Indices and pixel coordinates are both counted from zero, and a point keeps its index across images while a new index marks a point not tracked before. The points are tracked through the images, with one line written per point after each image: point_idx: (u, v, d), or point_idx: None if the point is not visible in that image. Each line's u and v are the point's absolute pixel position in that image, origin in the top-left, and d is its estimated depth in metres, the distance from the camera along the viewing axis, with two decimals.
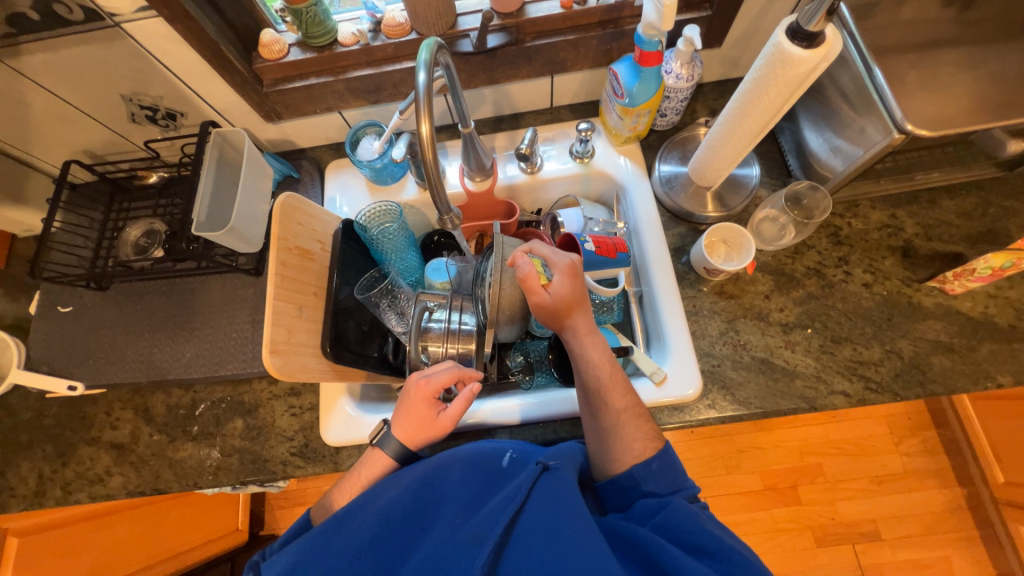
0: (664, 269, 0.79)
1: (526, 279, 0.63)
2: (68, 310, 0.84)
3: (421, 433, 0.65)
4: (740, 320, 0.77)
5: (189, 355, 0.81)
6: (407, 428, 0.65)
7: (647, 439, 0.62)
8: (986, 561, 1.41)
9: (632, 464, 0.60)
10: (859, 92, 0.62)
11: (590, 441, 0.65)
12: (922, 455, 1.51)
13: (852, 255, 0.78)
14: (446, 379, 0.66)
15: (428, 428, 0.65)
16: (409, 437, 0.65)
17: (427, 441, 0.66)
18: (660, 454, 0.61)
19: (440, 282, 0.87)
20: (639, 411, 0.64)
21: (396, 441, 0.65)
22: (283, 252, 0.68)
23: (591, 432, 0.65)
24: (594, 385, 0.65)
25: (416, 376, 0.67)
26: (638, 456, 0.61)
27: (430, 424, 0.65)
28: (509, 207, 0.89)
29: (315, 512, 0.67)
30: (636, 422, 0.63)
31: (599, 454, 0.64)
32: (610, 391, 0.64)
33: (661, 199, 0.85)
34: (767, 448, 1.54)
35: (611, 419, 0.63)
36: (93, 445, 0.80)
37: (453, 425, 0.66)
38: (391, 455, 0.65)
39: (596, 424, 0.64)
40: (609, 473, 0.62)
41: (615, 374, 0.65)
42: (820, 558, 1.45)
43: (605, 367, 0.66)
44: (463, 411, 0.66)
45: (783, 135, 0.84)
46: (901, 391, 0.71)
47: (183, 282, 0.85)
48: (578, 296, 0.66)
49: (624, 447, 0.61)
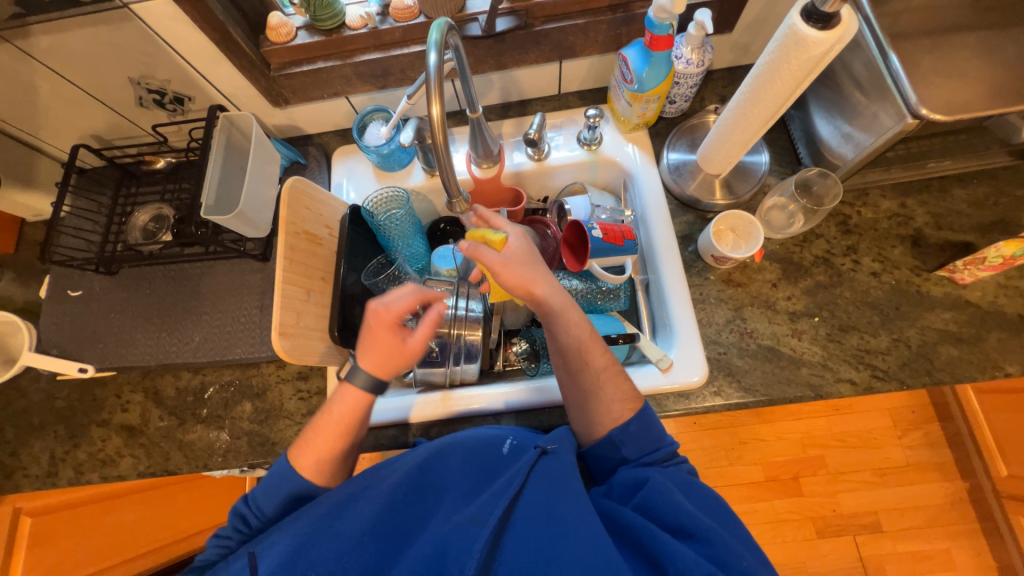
0: (670, 256, 0.79)
1: (479, 255, 0.60)
2: (78, 294, 0.85)
3: (389, 361, 0.59)
4: (747, 308, 0.77)
5: (198, 338, 0.81)
6: (374, 359, 0.59)
7: (626, 399, 0.61)
8: (987, 553, 1.42)
9: (611, 428, 0.60)
10: (873, 77, 0.62)
11: (571, 406, 0.64)
12: (925, 448, 1.51)
13: (861, 244, 0.78)
14: (407, 303, 0.59)
15: (396, 356, 0.59)
16: (378, 369, 0.60)
17: (397, 370, 0.60)
18: (638, 416, 0.60)
19: (446, 269, 0.87)
20: (618, 369, 0.63)
21: (364, 373, 0.59)
22: (292, 236, 0.69)
23: (572, 398, 0.64)
24: (570, 350, 0.62)
25: (373, 304, 0.59)
26: (617, 418, 0.60)
27: (397, 353, 0.59)
28: (515, 194, 0.89)
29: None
30: (616, 381, 0.63)
31: (581, 417, 0.63)
32: (589, 350, 0.62)
33: (669, 187, 0.84)
34: (769, 440, 1.55)
35: (591, 380, 0.62)
36: (104, 427, 0.81)
37: (424, 349, 0.61)
38: (366, 386, 0.60)
39: (577, 388, 0.62)
40: (593, 437, 0.62)
41: (593, 334, 0.64)
42: (820, 549, 1.46)
43: (584, 328, 0.63)
44: (430, 335, 0.60)
45: (793, 123, 0.83)
46: (907, 379, 0.70)
47: (191, 267, 0.85)
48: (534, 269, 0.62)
49: (605, 409, 0.61)
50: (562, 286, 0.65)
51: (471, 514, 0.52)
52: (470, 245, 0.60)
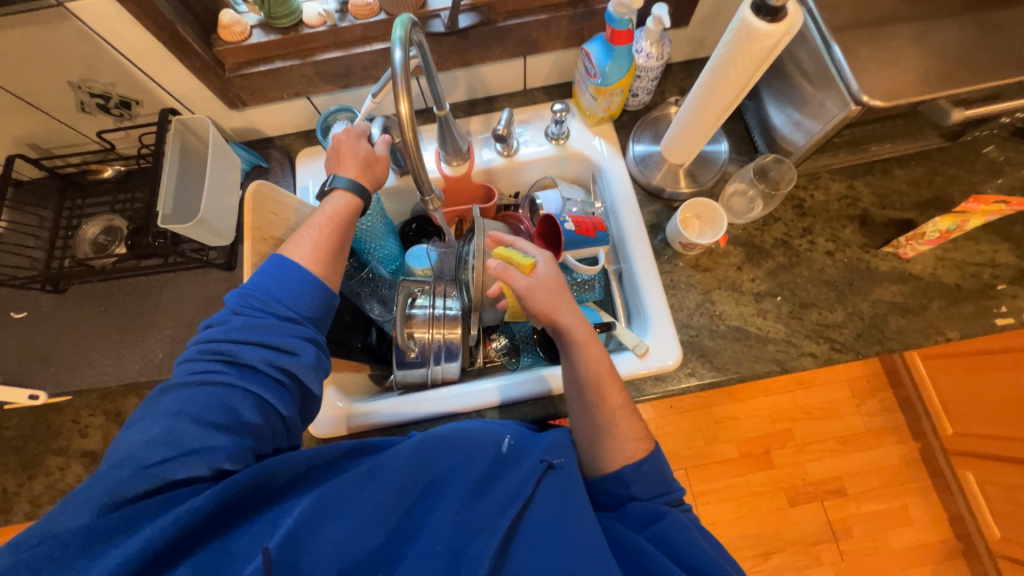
0: (641, 245, 0.81)
1: (507, 277, 0.63)
2: (23, 316, 0.79)
3: (366, 161, 0.69)
4: (715, 291, 0.80)
5: (162, 354, 0.77)
6: (354, 165, 0.68)
7: (638, 439, 0.63)
8: (939, 507, 1.54)
9: (623, 464, 0.61)
10: (818, 68, 0.66)
11: (580, 437, 0.65)
12: (880, 414, 1.62)
13: (815, 225, 0.82)
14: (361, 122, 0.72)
15: (371, 159, 0.70)
16: (359, 175, 0.68)
17: (374, 175, 0.70)
18: (652, 456, 0.62)
19: (421, 268, 0.87)
20: (632, 408, 0.65)
21: (347, 177, 0.67)
22: (257, 242, 0.68)
23: (584, 430, 0.64)
24: (590, 381, 0.64)
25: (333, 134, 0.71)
26: (630, 455, 0.61)
27: (371, 161, 0.70)
28: (487, 190, 0.89)
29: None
30: (629, 420, 0.64)
31: (591, 452, 0.64)
32: (607, 387, 0.64)
33: (636, 177, 0.87)
34: (741, 418, 1.62)
35: (607, 416, 0.63)
36: (62, 455, 0.76)
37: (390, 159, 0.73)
38: (354, 188, 0.67)
39: (590, 421, 0.64)
40: (600, 471, 0.63)
41: (612, 372, 0.65)
42: (792, 517, 1.54)
43: (603, 363, 0.65)
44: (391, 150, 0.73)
45: (748, 113, 0.87)
46: (862, 349, 0.75)
47: (149, 281, 0.81)
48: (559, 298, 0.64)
49: (618, 446, 0.62)
50: (585, 318, 0.67)
51: (481, 521, 0.51)
52: (499, 266, 0.63)
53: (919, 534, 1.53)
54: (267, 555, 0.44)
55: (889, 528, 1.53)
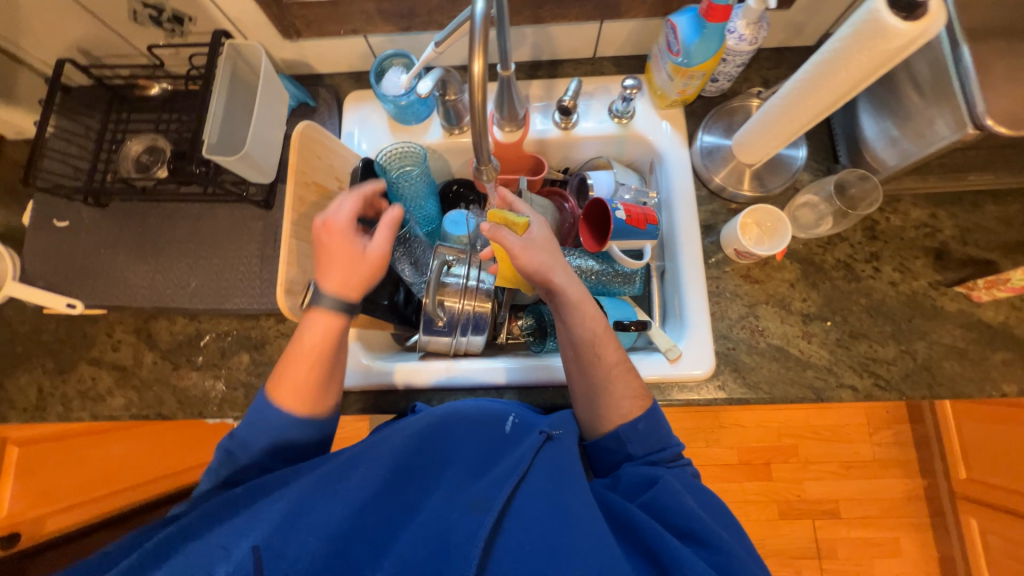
0: (692, 242, 0.77)
1: (499, 237, 0.59)
2: (66, 225, 0.80)
3: (354, 272, 0.58)
4: (761, 305, 0.76)
5: (194, 284, 0.78)
6: (337, 274, 0.58)
7: (635, 397, 0.61)
8: (931, 545, 1.54)
9: (620, 423, 0.60)
10: (936, 80, 0.58)
11: (579, 402, 0.63)
12: (892, 446, 1.59)
13: (884, 251, 0.76)
14: (354, 206, 0.60)
15: (359, 264, 0.58)
16: (343, 284, 0.58)
17: (366, 283, 0.59)
18: (646, 415, 0.60)
19: (457, 236, 0.83)
20: (627, 365, 0.62)
21: (330, 296, 0.58)
22: (301, 186, 0.64)
23: (579, 388, 0.62)
24: (585, 340, 0.61)
25: (317, 221, 0.60)
26: (626, 414, 0.60)
27: (360, 264, 0.58)
28: (537, 162, 0.84)
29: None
30: (627, 377, 0.62)
31: (589, 416, 0.62)
32: (602, 345, 0.61)
33: (699, 171, 0.81)
34: (747, 426, 1.61)
35: (603, 374, 0.60)
36: (95, 365, 0.79)
37: (387, 257, 0.60)
38: (336, 308, 0.58)
39: (586, 378, 0.61)
40: (598, 430, 0.62)
41: (608, 329, 0.62)
42: (780, 529, 1.55)
43: (598, 321, 0.62)
44: (389, 239, 0.60)
45: (836, 117, 0.79)
46: (908, 390, 0.71)
47: (188, 208, 0.81)
48: (549, 258, 0.61)
49: (613, 405, 0.60)
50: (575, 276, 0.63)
51: (476, 498, 0.51)
52: (492, 227, 0.59)
53: (904, 566, 1.53)
54: (256, 554, 0.44)
55: (876, 557, 1.53)
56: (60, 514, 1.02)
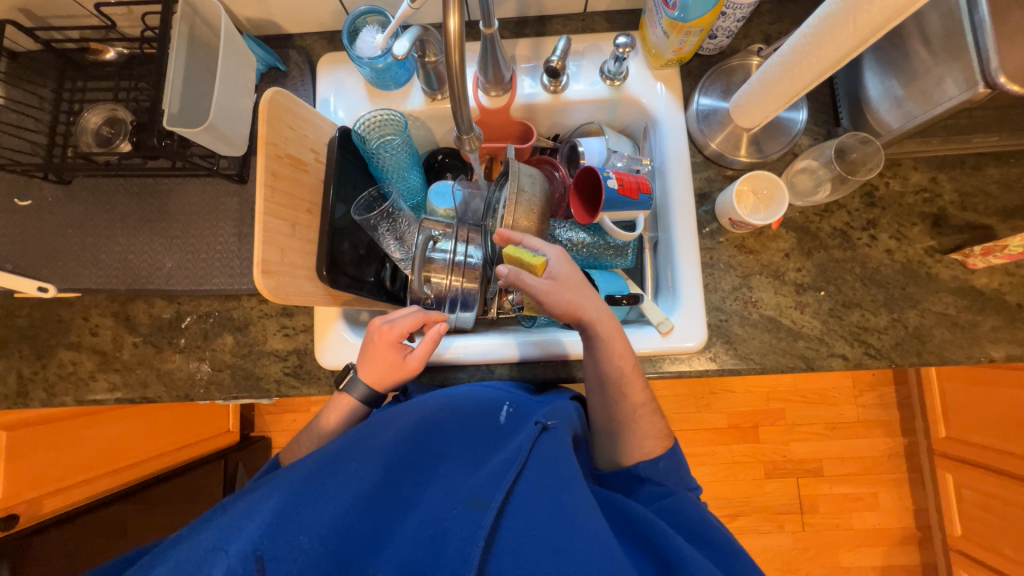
0: (686, 211, 0.74)
1: (522, 282, 0.59)
2: (28, 205, 0.75)
3: (389, 376, 0.66)
4: (755, 276, 0.74)
5: (169, 265, 0.74)
6: (373, 372, 0.65)
7: (658, 437, 0.61)
8: (907, 498, 1.61)
9: (639, 460, 0.60)
10: (948, 34, 0.54)
11: (600, 433, 0.65)
12: (876, 408, 1.63)
13: (882, 219, 0.74)
14: (411, 324, 0.65)
15: (394, 370, 0.65)
16: (377, 381, 0.66)
17: (396, 384, 0.67)
18: (669, 453, 0.61)
19: (444, 209, 0.81)
20: (654, 406, 0.63)
21: (363, 386, 0.66)
22: (273, 159, 0.60)
23: (603, 424, 0.64)
24: (615, 376, 0.61)
25: (378, 322, 0.66)
26: (648, 453, 0.60)
27: (396, 368, 0.65)
28: (525, 129, 0.80)
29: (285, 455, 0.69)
30: (650, 418, 0.63)
31: (609, 445, 0.63)
32: (631, 385, 0.61)
33: (694, 137, 0.77)
34: (736, 392, 1.64)
35: (627, 414, 0.62)
36: (74, 350, 0.77)
37: (421, 367, 0.67)
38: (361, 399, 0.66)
39: (612, 415, 0.62)
40: (614, 465, 0.62)
41: (636, 367, 0.62)
42: (766, 487, 1.61)
43: (628, 360, 0.62)
44: (430, 351, 0.66)
45: (839, 76, 0.75)
46: (897, 358, 0.72)
47: (157, 184, 0.76)
48: (573, 296, 0.60)
49: (637, 443, 0.61)
50: (608, 308, 0.62)
51: (473, 496, 0.49)
52: (511, 273, 0.58)
53: (881, 518, 1.61)
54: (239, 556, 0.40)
55: (855, 510, 1.61)
56: (59, 494, 1.00)
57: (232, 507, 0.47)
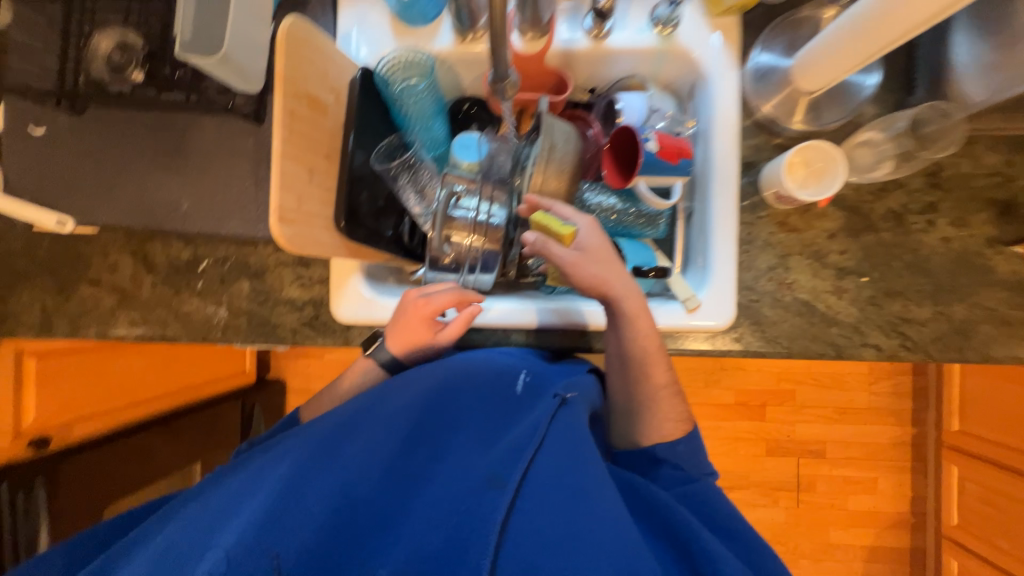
0: (727, 180, 0.69)
1: (547, 252, 0.59)
2: (42, 133, 0.72)
3: (418, 349, 0.66)
4: (794, 257, 0.70)
5: (186, 206, 0.72)
6: (402, 343, 0.66)
7: (679, 420, 0.59)
8: (907, 485, 1.62)
9: (657, 442, 0.58)
10: None
11: (618, 414, 0.62)
12: (890, 396, 1.61)
13: (943, 203, 0.68)
14: (447, 301, 0.64)
15: (423, 344, 0.66)
16: (404, 353, 0.66)
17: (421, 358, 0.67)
18: (688, 437, 0.58)
19: (467, 163, 0.72)
20: (676, 388, 0.60)
21: (387, 352, 0.67)
22: (291, 98, 0.55)
23: (622, 403, 0.61)
24: (638, 355, 0.59)
25: (414, 294, 0.65)
26: (667, 436, 0.58)
27: (426, 343, 0.66)
28: (561, 79, 0.73)
29: (305, 411, 0.70)
30: (670, 400, 0.60)
31: (626, 425, 0.61)
32: (654, 365, 0.59)
33: (746, 98, 0.71)
34: (748, 370, 1.62)
35: (649, 395, 0.59)
36: (94, 286, 0.77)
37: (450, 345, 0.67)
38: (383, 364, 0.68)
39: (633, 396, 0.60)
40: (631, 445, 0.60)
41: (661, 349, 0.59)
42: (765, 464, 1.63)
43: (654, 340, 0.59)
44: (461, 331, 0.66)
45: (922, 36, 0.66)
46: (935, 353, 0.68)
47: (171, 119, 0.73)
48: (598, 272, 0.58)
49: (656, 425, 0.59)
50: (636, 284, 0.60)
51: (490, 473, 0.47)
52: (537, 243, 0.60)
53: (877, 501, 1.63)
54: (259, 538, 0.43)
55: (852, 492, 1.63)
56: (88, 420, 1.05)
57: (259, 463, 0.53)
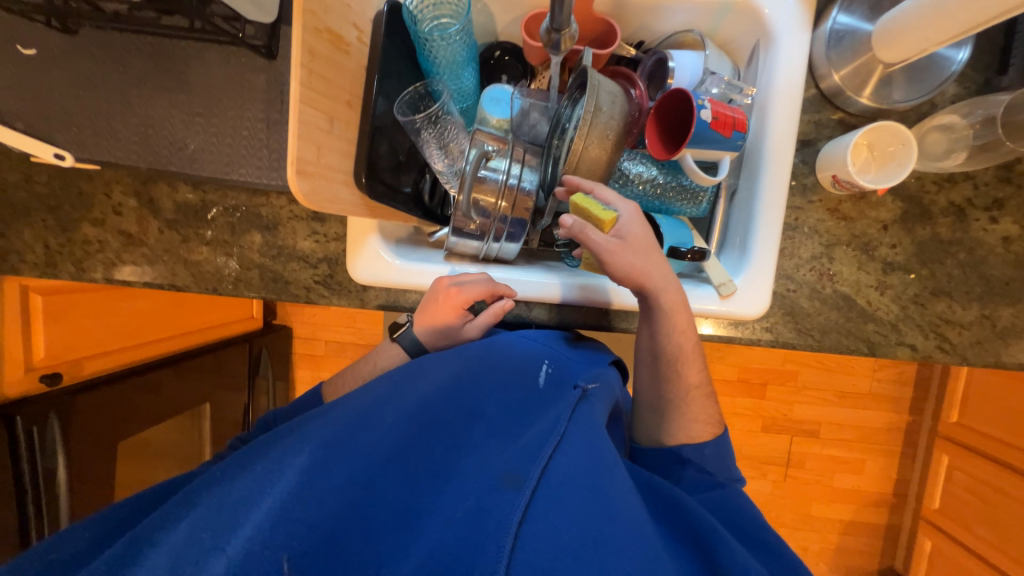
0: (781, 162, 0.63)
1: (584, 237, 0.55)
2: (33, 54, 0.66)
3: (444, 336, 0.66)
4: (841, 247, 0.65)
5: (192, 147, 0.67)
6: (428, 328, 0.65)
7: (707, 422, 0.60)
8: (894, 469, 1.67)
9: (684, 442, 0.60)
10: None
11: (644, 409, 0.63)
12: (893, 384, 1.62)
13: (1012, 199, 0.63)
14: (479, 293, 0.63)
15: (448, 333, 0.65)
16: (428, 338, 0.66)
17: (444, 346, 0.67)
18: (716, 441, 0.60)
19: (496, 119, 0.69)
20: (707, 390, 0.62)
21: (413, 334, 0.67)
22: (311, 33, 0.49)
23: (649, 399, 0.62)
24: (674, 352, 0.59)
25: (446, 282, 0.63)
26: (694, 436, 0.60)
27: (452, 331, 0.65)
28: (607, 31, 0.66)
29: (328, 387, 0.71)
30: (702, 401, 0.61)
31: (652, 421, 0.62)
32: (686, 363, 0.60)
33: (816, 66, 0.64)
34: (754, 349, 1.62)
35: (679, 393, 0.60)
36: (98, 228, 0.73)
37: (475, 336, 0.66)
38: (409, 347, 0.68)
39: (662, 393, 0.61)
40: (656, 443, 0.62)
41: (696, 349, 0.60)
42: (759, 440, 1.66)
43: (689, 337, 0.59)
44: (489, 324, 0.65)
45: None
46: (971, 357, 0.65)
47: (173, 47, 0.66)
48: (642, 262, 0.56)
49: (684, 425, 0.60)
50: (675, 279, 0.58)
51: (508, 470, 0.45)
52: (575, 225, 0.55)
53: (863, 482, 1.68)
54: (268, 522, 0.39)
55: (840, 472, 1.67)
56: (97, 358, 1.05)
57: (272, 451, 0.49)
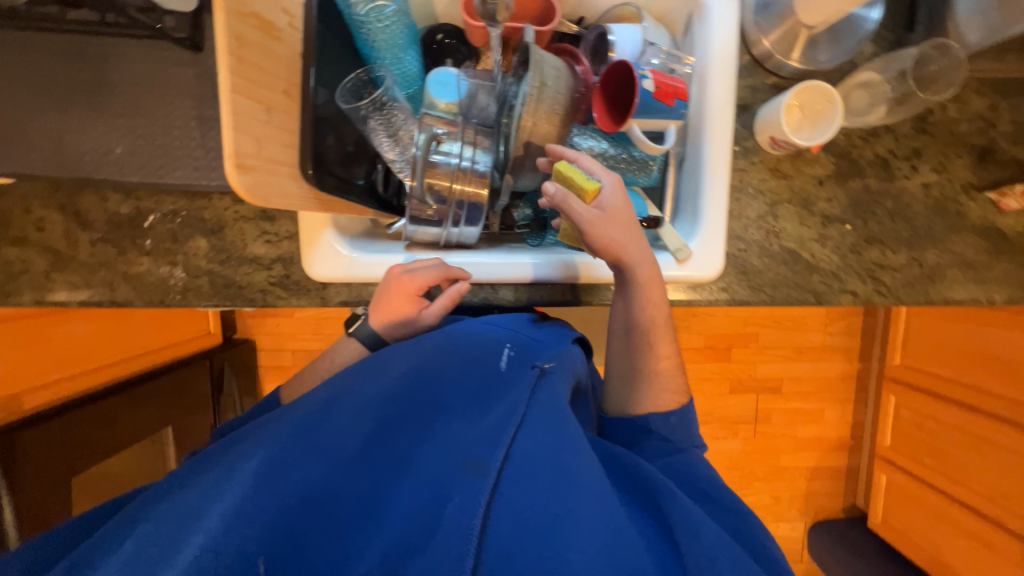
0: (722, 129, 0.65)
1: (566, 206, 0.57)
2: None
3: (401, 327, 0.64)
4: (784, 205, 0.69)
5: (119, 151, 0.62)
6: (384, 320, 0.64)
7: (675, 392, 0.63)
8: (849, 413, 1.80)
9: (653, 410, 0.62)
10: None
11: (614, 380, 0.65)
12: (842, 335, 1.74)
13: (928, 148, 0.69)
14: (433, 278, 0.62)
15: (405, 322, 0.64)
16: (387, 331, 0.65)
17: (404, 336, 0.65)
18: (681, 411, 0.63)
19: (445, 102, 0.67)
20: (677, 361, 0.64)
21: (370, 328, 0.65)
22: (237, 17, 0.45)
23: (620, 371, 0.64)
24: (647, 325, 0.61)
25: (398, 269, 0.63)
26: (662, 405, 0.62)
27: (409, 321, 0.64)
28: (546, 10, 0.68)
29: (286, 390, 0.68)
30: (672, 373, 0.64)
31: (622, 392, 0.64)
32: (659, 337, 0.62)
33: (746, 32, 0.67)
34: (717, 315, 1.69)
35: (649, 364, 0.63)
36: (19, 246, 0.67)
37: (435, 323, 0.65)
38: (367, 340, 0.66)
39: (633, 363, 0.63)
40: (625, 412, 0.64)
41: (668, 321, 0.62)
42: (728, 401, 1.75)
43: (661, 311, 0.61)
44: (447, 309, 0.64)
45: None
46: (904, 297, 0.71)
47: (86, 43, 0.61)
48: (618, 233, 0.57)
49: (654, 394, 0.63)
50: (650, 253, 0.60)
51: (472, 456, 0.46)
52: (557, 194, 0.57)
53: (823, 429, 1.80)
54: (222, 531, 0.39)
55: (802, 422, 1.79)
56: (41, 391, 0.97)
57: (225, 458, 0.48)
